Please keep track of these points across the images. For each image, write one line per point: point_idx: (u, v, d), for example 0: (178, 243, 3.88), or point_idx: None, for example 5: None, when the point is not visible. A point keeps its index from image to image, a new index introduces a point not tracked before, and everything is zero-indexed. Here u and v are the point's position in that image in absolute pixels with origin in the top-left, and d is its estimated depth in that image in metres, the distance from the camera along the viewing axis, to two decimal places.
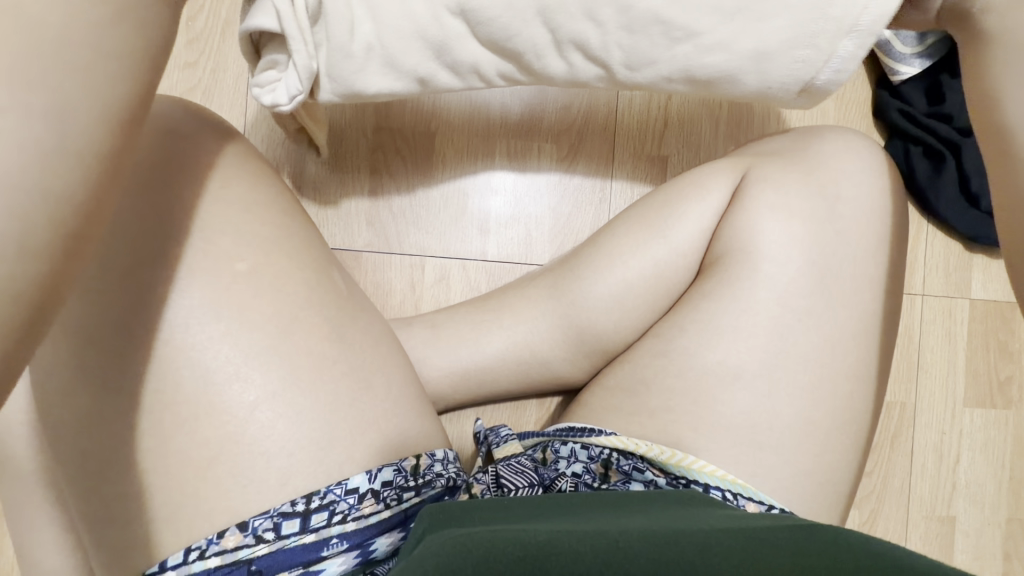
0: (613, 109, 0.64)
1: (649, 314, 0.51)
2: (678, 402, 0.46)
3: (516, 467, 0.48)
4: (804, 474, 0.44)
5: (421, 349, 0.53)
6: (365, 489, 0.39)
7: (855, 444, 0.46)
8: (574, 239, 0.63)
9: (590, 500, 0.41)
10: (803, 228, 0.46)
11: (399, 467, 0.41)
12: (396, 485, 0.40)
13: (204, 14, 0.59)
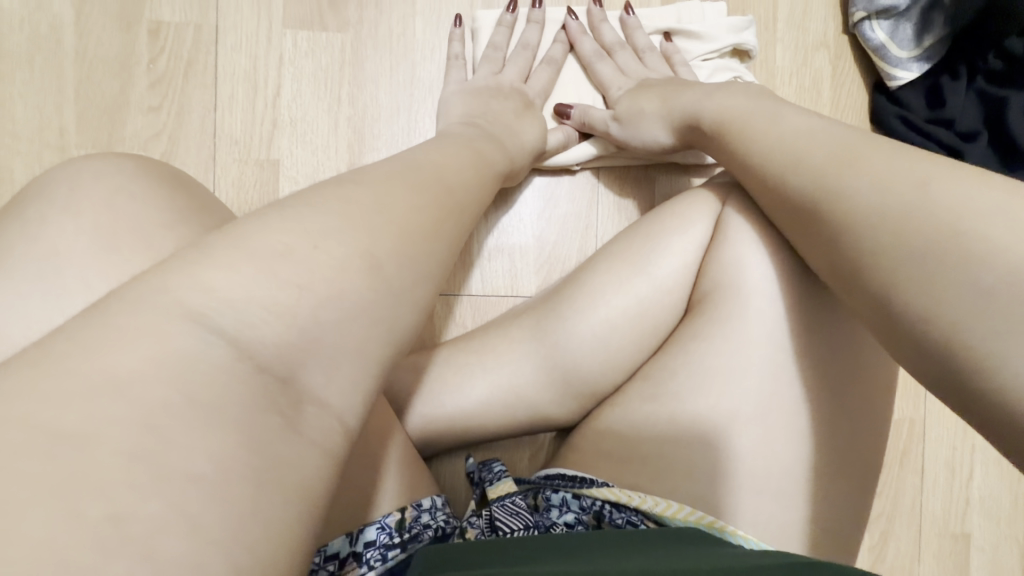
0: (640, 173, 0.62)
1: (638, 353, 0.49)
2: (673, 449, 0.44)
3: (511, 508, 0.46)
4: (811, 521, 0.42)
5: (404, 396, 0.51)
6: (346, 553, 0.38)
7: (862, 484, 0.44)
8: (563, 265, 0.61)
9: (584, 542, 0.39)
10: (789, 262, 0.44)
11: (382, 524, 0.39)
12: (379, 544, 0.39)
13: (166, 55, 0.56)
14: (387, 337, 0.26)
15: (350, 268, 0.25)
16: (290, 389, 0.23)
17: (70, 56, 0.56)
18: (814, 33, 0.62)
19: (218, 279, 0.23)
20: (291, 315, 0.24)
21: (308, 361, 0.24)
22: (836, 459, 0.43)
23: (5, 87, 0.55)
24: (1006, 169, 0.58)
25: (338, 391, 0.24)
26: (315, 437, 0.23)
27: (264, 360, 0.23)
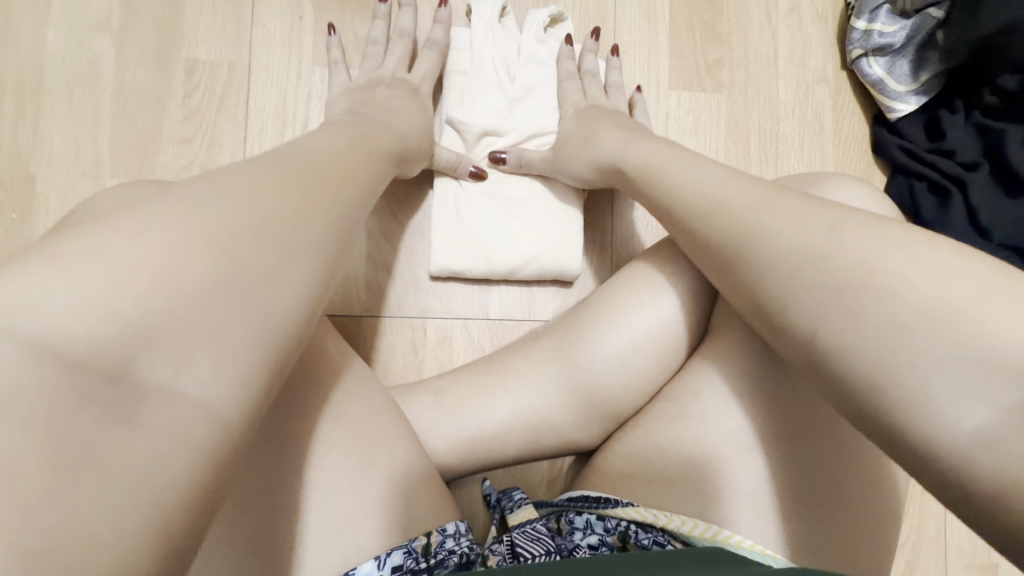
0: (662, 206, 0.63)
1: (658, 375, 0.49)
2: (697, 471, 0.43)
3: (531, 535, 0.45)
4: (838, 547, 0.41)
5: (426, 418, 0.52)
6: None
7: (885, 512, 0.43)
8: (493, 272, 0.58)
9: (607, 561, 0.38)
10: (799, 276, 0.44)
11: (408, 549, 0.37)
12: (405, 569, 0.37)
13: (200, 91, 0.59)
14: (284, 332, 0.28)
15: (230, 267, 0.26)
16: (123, 383, 0.22)
17: (108, 91, 0.59)
18: (814, 69, 0.65)
19: (66, 271, 0.22)
20: (112, 312, 0.22)
21: (145, 353, 0.23)
22: (856, 485, 0.42)
23: (46, 120, 0.58)
24: (1009, 198, 0.59)
25: (208, 377, 0.24)
26: (169, 432, 0.23)
27: (79, 357, 0.21)
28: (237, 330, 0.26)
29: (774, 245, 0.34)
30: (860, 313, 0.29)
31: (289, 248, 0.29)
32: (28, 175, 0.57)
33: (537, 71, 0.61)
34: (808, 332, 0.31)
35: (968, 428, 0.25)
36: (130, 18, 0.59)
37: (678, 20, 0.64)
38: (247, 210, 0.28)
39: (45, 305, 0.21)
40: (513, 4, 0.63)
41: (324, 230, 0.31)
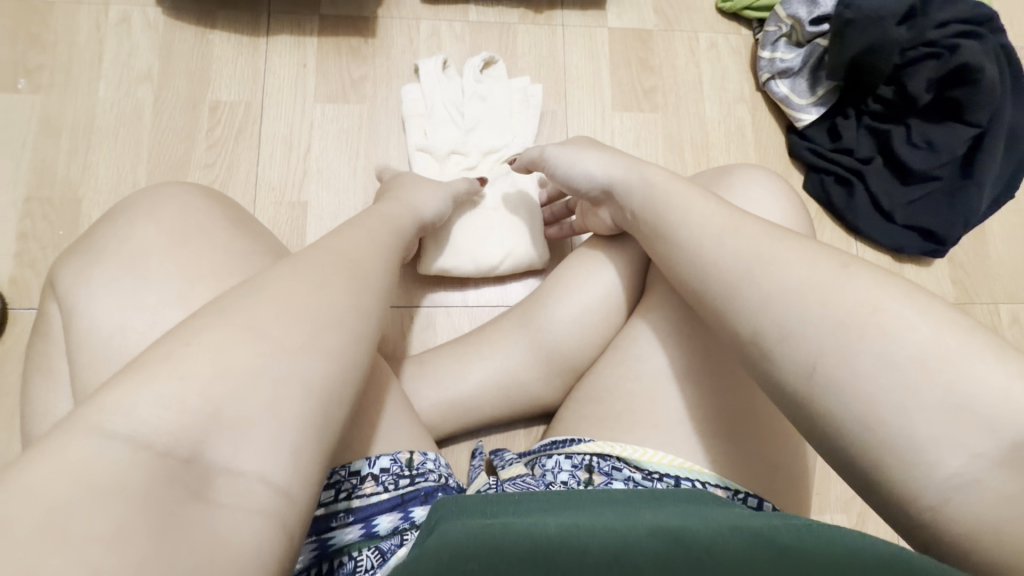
0: None
1: (607, 332, 0.58)
2: (639, 402, 0.51)
3: (519, 484, 0.51)
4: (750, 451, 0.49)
5: (412, 383, 0.60)
6: (366, 472, 0.44)
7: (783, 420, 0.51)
8: (479, 269, 0.68)
9: (582, 500, 0.44)
10: None
11: (395, 456, 0.46)
12: (392, 471, 0.45)
13: (221, 125, 0.72)
14: (331, 399, 0.32)
15: (275, 350, 0.31)
16: (195, 468, 0.27)
17: (146, 129, 0.71)
18: (733, 91, 0.78)
19: (149, 383, 0.28)
20: (180, 405, 0.28)
21: (212, 440, 0.28)
22: (756, 399, 0.50)
23: (94, 153, 0.69)
24: (903, 186, 0.71)
25: (268, 454, 0.29)
26: (240, 500, 0.27)
27: (162, 447, 0.27)
28: (289, 411, 0.30)
29: (780, 290, 0.37)
30: (859, 353, 0.33)
31: (315, 331, 0.33)
32: (76, 198, 0.68)
33: (482, 105, 0.73)
34: (806, 366, 0.35)
35: (947, 468, 0.30)
36: (166, 71, 0.72)
37: (617, 56, 0.78)
38: (285, 302, 0.33)
39: (140, 407, 0.27)
40: (479, 49, 0.76)
41: (344, 297, 0.36)
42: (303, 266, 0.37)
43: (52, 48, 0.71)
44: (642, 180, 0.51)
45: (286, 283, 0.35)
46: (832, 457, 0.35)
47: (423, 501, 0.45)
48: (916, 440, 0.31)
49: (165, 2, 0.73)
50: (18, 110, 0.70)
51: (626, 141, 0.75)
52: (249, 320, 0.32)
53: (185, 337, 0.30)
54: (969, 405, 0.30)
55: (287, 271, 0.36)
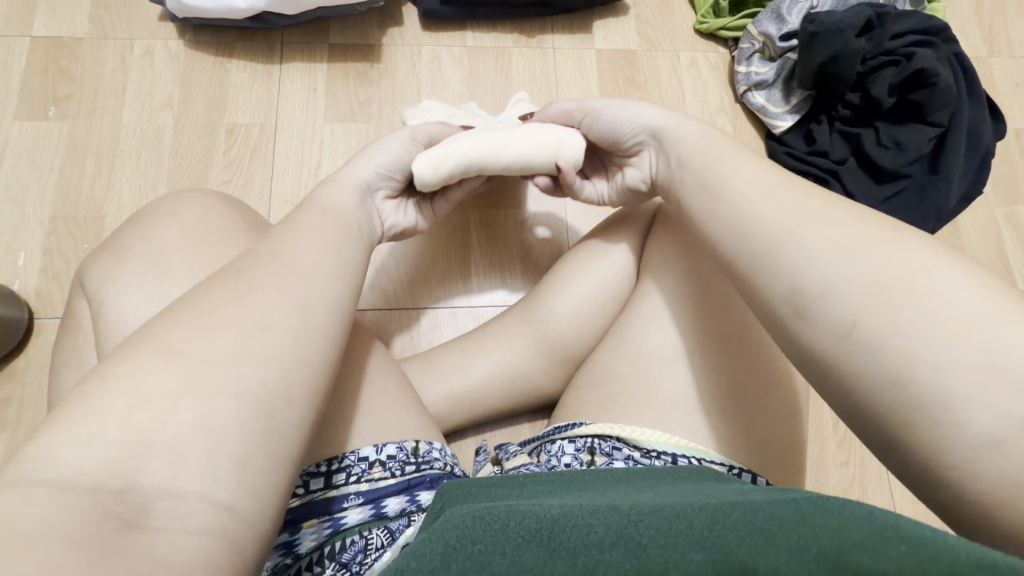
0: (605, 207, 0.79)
1: (603, 321, 0.61)
2: (636, 383, 0.54)
3: (524, 470, 0.54)
4: (745, 419, 0.52)
5: (420, 377, 0.63)
6: (374, 458, 0.46)
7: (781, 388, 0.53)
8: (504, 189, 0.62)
9: (585, 479, 0.46)
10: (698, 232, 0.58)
11: (401, 445, 0.48)
12: (399, 459, 0.47)
13: (237, 146, 0.77)
14: (280, 396, 0.34)
15: (204, 368, 0.33)
16: (125, 498, 0.28)
17: (166, 151, 0.76)
18: (715, 101, 0.83)
19: (78, 424, 0.29)
20: (106, 441, 0.29)
21: (141, 465, 0.29)
22: (748, 376, 0.53)
23: (117, 174, 0.74)
24: (878, 183, 0.76)
25: (206, 468, 0.30)
26: (182, 520, 0.29)
27: (87, 484, 0.28)
28: (222, 427, 0.31)
29: (813, 257, 0.37)
30: (899, 312, 0.33)
31: (250, 341, 0.35)
32: (99, 216, 0.72)
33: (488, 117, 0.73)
34: (844, 327, 0.35)
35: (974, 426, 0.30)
36: (185, 98, 0.78)
37: (604, 74, 0.84)
38: (219, 324, 0.35)
39: (61, 452, 0.28)
40: (478, 70, 0.82)
41: (285, 299, 0.38)
42: (233, 282, 0.38)
43: (80, 79, 0.77)
44: (689, 130, 0.51)
45: (212, 305, 0.36)
46: (846, 412, 0.36)
47: (429, 486, 0.48)
48: (950, 396, 0.31)
49: (186, 35, 0.80)
50: (47, 137, 0.74)
51: None
52: (177, 348, 0.33)
53: (112, 373, 0.32)
54: (1007, 367, 0.30)
55: (217, 290, 0.37)
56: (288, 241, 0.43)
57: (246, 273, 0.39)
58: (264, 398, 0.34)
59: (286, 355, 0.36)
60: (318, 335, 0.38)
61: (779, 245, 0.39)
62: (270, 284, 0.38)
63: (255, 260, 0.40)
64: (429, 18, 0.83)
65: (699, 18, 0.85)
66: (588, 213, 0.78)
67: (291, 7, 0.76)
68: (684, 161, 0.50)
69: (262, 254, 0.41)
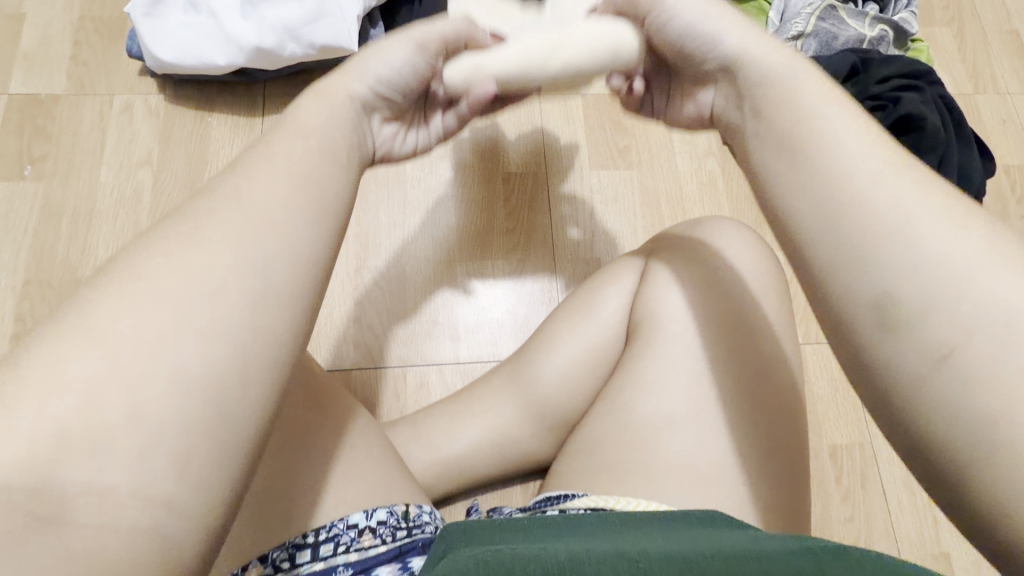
0: (595, 257, 0.77)
1: (594, 383, 0.59)
2: (631, 453, 0.52)
3: None
4: (754, 459, 0.50)
5: (405, 444, 0.60)
6: (364, 525, 0.43)
7: (792, 411, 0.51)
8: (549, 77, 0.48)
9: (580, 522, 0.44)
10: (700, 279, 0.55)
11: (392, 508, 0.45)
12: (390, 524, 0.44)
13: None
14: (230, 410, 0.28)
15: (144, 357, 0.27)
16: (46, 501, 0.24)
17: (145, 209, 0.74)
18: (703, 146, 0.83)
19: None
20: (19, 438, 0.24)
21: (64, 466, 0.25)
22: (750, 441, 0.50)
23: (94, 234, 0.72)
24: None
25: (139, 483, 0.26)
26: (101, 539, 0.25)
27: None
28: (164, 435, 0.26)
29: (913, 247, 0.31)
30: (1008, 352, 0.28)
31: (205, 325, 0.29)
32: (75, 278, 0.70)
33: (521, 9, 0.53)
34: (942, 348, 0.29)
35: None
36: (165, 153, 0.76)
37: (591, 120, 0.83)
38: (167, 289, 0.29)
39: None
40: None
41: (247, 271, 0.30)
42: (191, 229, 0.31)
43: (57, 138, 0.76)
44: (781, 63, 0.36)
45: (166, 259, 0.29)
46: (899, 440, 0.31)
47: (421, 551, 0.44)
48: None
49: (167, 91, 0.79)
50: (21, 198, 0.73)
51: (604, 198, 0.80)
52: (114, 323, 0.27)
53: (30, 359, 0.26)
54: None
55: (171, 241, 0.30)
56: (257, 177, 0.33)
57: (209, 221, 0.31)
58: (208, 401, 0.28)
59: (241, 353, 0.29)
60: (281, 310, 0.31)
61: (886, 220, 0.31)
62: (238, 243, 0.31)
63: (223, 202, 0.32)
64: None
65: None
66: (577, 264, 0.76)
67: (268, 63, 0.75)
68: (767, 106, 0.36)
69: (241, 195, 0.33)
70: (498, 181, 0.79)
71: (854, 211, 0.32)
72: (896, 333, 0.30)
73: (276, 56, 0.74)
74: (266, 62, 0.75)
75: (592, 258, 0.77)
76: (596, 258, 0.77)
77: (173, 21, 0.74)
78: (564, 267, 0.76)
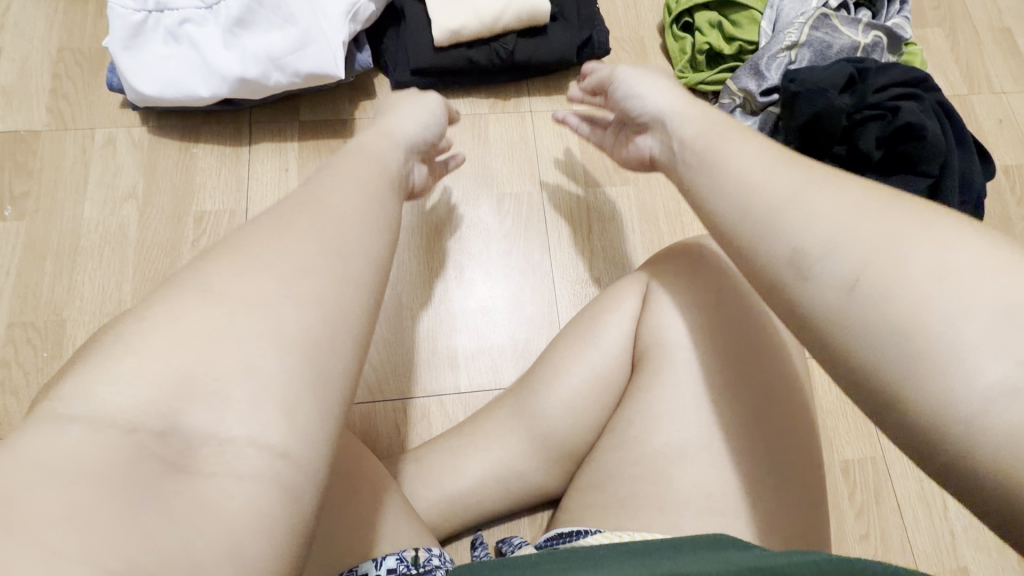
0: (594, 276, 0.75)
1: (601, 412, 0.57)
2: (645, 488, 0.50)
3: None
4: (768, 483, 0.48)
5: (409, 482, 0.58)
6: (372, 575, 0.41)
7: (804, 428, 0.50)
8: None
9: (603, 558, 0.41)
10: (701, 302, 0.53)
11: (400, 555, 0.42)
12: (398, 573, 0.42)
13: (206, 235, 0.73)
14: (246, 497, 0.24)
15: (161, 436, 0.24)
16: None
17: (131, 246, 0.72)
18: None
19: None
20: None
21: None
22: (766, 470, 0.48)
23: (79, 274, 0.70)
24: None
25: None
26: None
27: None
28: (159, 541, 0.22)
29: (916, 296, 0.29)
30: None
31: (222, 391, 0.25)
32: (61, 320, 0.68)
33: None
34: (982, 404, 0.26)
35: None
36: (151, 187, 0.74)
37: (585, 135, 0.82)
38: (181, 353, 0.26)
39: None
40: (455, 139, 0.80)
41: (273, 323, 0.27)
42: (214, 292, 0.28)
43: (39, 175, 0.73)
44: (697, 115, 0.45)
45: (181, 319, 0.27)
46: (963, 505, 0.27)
47: None
48: None
49: (150, 122, 0.77)
50: (3, 238, 0.71)
51: (601, 215, 0.78)
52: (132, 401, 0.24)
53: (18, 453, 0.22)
54: None
55: (190, 305, 0.27)
56: (278, 235, 0.32)
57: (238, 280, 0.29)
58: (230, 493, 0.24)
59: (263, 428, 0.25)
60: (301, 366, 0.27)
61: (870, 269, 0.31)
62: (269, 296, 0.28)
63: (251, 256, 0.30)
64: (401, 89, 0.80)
65: (678, 73, 0.83)
66: (577, 285, 0.75)
67: (252, 92, 0.73)
68: (687, 141, 0.44)
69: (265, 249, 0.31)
70: (494, 206, 0.78)
71: (842, 260, 0.32)
72: (919, 343, 0.28)
73: (261, 85, 0.72)
74: (251, 91, 0.73)
75: (591, 278, 0.75)
76: (595, 276, 0.75)
77: (154, 54, 0.72)
78: (563, 288, 0.75)
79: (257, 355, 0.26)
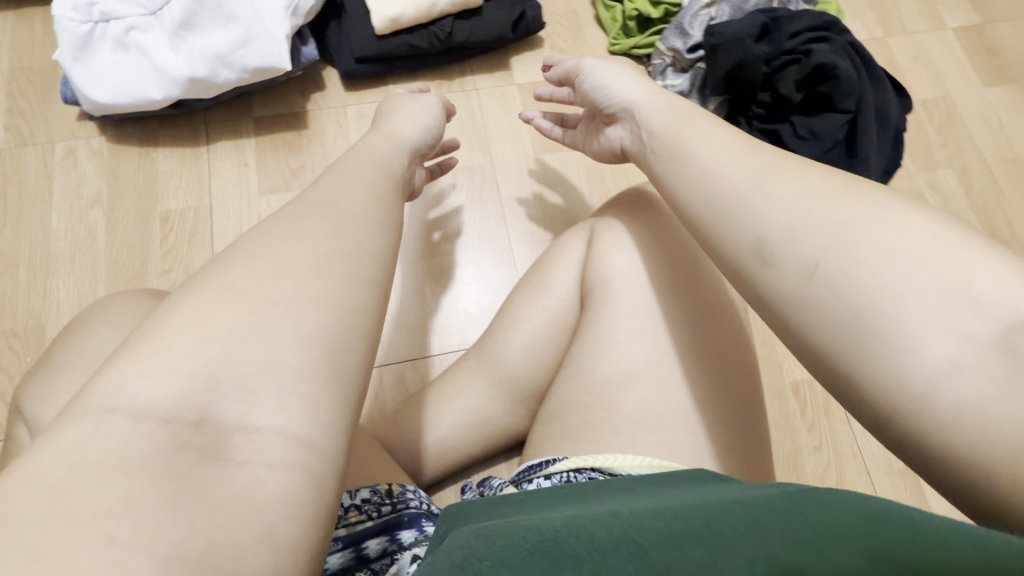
0: (547, 235, 0.80)
1: (558, 353, 0.61)
2: (600, 413, 0.54)
3: None
4: (705, 399, 0.53)
5: (387, 438, 0.62)
6: (349, 504, 0.44)
7: (735, 352, 0.55)
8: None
9: (568, 487, 0.45)
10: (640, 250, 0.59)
11: (375, 488, 0.46)
12: (374, 502, 0.45)
13: (173, 233, 0.76)
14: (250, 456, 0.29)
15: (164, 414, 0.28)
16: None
17: (101, 249, 0.74)
18: None
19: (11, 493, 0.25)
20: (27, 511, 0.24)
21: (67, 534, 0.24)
22: (708, 389, 0.53)
23: (53, 280, 0.73)
24: None
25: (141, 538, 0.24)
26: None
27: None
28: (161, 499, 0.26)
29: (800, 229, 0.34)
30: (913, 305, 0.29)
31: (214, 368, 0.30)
32: (39, 324, 0.71)
33: None
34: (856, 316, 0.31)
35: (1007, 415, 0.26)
36: (115, 192, 0.77)
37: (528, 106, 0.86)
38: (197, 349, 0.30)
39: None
40: None
41: (259, 307, 0.32)
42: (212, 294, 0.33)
43: (4, 191, 0.76)
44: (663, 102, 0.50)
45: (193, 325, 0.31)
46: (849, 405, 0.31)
47: (409, 525, 0.46)
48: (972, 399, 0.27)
49: (108, 131, 0.79)
50: None
51: (550, 178, 0.82)
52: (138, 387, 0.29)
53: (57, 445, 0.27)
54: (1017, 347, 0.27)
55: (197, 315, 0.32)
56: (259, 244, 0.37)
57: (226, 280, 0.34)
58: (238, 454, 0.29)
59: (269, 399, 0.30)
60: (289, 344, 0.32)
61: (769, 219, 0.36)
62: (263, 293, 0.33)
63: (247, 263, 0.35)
64: (349, 78, 0.84)
65: (611, 41, 0.88)
66: (531, 244, 0.79)
67: (203, 91, 0.76)
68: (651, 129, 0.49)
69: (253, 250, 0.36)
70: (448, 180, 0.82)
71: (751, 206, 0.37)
72: (833, 298, 0.32)
73: (210, 83, 0.75)
74: (201, 90, 0.76)
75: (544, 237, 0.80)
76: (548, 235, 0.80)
77: (105, 62, 0.75)
78: (519, 248, 0.79)
79: (252, 335, 0.31)
